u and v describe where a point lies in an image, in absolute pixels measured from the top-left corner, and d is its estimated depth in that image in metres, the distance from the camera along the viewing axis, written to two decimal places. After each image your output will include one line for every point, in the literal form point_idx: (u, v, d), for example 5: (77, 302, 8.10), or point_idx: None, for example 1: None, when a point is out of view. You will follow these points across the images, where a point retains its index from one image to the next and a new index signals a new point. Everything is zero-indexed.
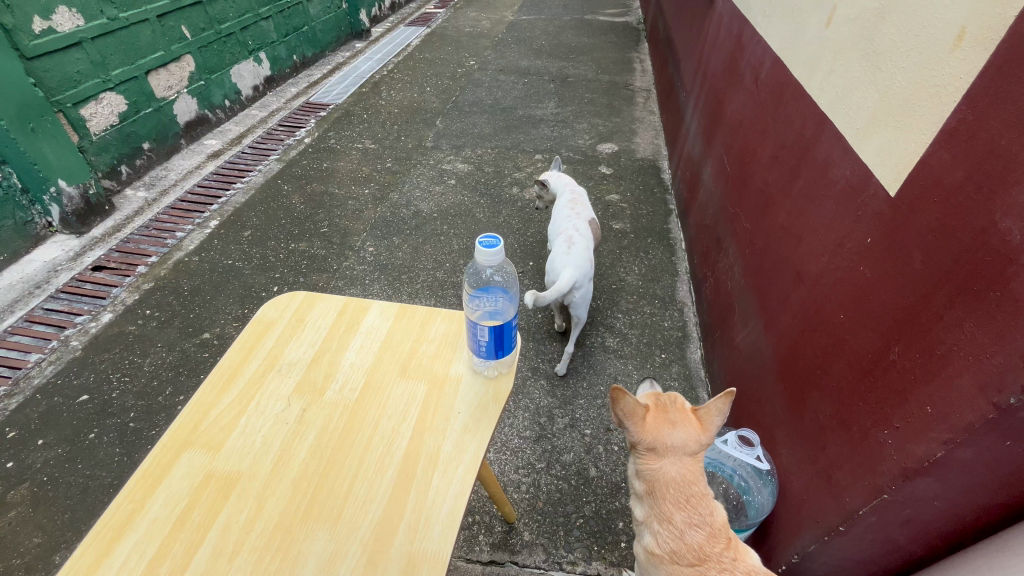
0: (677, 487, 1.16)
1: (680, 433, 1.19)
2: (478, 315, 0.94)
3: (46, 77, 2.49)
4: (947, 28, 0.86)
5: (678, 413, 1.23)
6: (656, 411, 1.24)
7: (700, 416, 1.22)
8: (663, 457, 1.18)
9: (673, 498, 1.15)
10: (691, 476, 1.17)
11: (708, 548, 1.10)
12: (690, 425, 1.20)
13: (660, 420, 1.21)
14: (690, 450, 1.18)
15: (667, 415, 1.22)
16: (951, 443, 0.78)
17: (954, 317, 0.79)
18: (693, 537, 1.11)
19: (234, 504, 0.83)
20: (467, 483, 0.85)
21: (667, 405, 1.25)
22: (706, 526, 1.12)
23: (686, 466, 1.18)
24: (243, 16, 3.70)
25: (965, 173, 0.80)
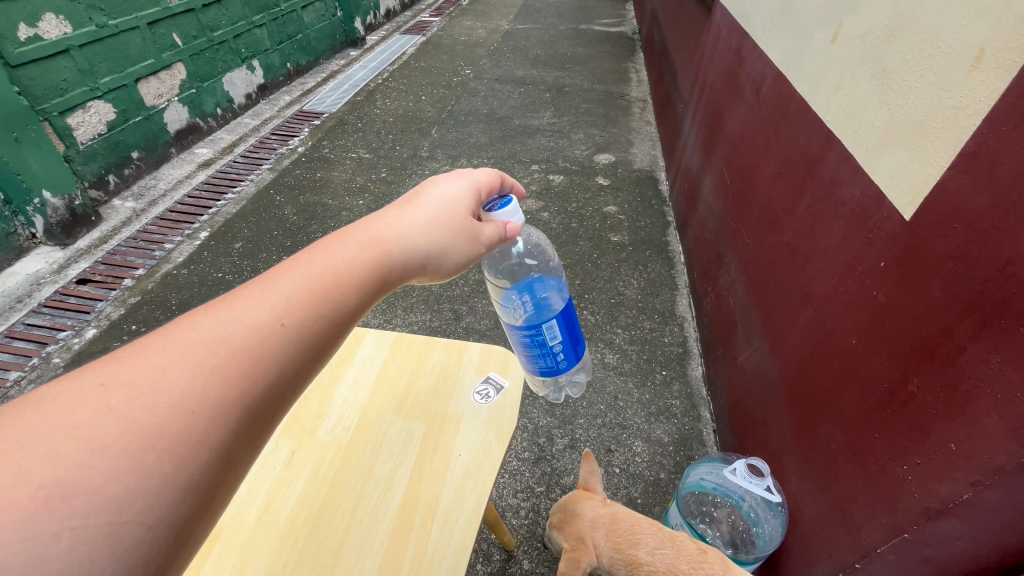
0: (619, 533, 1.19)
1: (586, 510, 1.25)
2: (545, 369, 0.98)
3: (32, 86, 2.43)
4: (963, 48, 0.84)
5: (573, 505, 1.28)
6: (567, 524, 1.25)
7: (586, 489, 1.31)
8: (598, 535, 1.21)
9: (626, 544, 1.18)
10: (619, 516, 1.23)
11: (680, 563, 1.12)
12: (586, 500, 1.28)
13: (574, 523, 1.24)
14: (602, 508, 1.26)
15: (574, 517, 1.25)
16: (979, 485, 0.74)
17: (979, 351, 0.75)
18: (663, 560, 1.14)
19: (215, 560, 0.80)
20: (468, 536, 0.80)
21: (564, 512, 1.28)
22: (666, 545, 1.16)
23: (609, 515, 1.24)
24: (236, 24, 3.66)
25: (989, 199, 0.77)
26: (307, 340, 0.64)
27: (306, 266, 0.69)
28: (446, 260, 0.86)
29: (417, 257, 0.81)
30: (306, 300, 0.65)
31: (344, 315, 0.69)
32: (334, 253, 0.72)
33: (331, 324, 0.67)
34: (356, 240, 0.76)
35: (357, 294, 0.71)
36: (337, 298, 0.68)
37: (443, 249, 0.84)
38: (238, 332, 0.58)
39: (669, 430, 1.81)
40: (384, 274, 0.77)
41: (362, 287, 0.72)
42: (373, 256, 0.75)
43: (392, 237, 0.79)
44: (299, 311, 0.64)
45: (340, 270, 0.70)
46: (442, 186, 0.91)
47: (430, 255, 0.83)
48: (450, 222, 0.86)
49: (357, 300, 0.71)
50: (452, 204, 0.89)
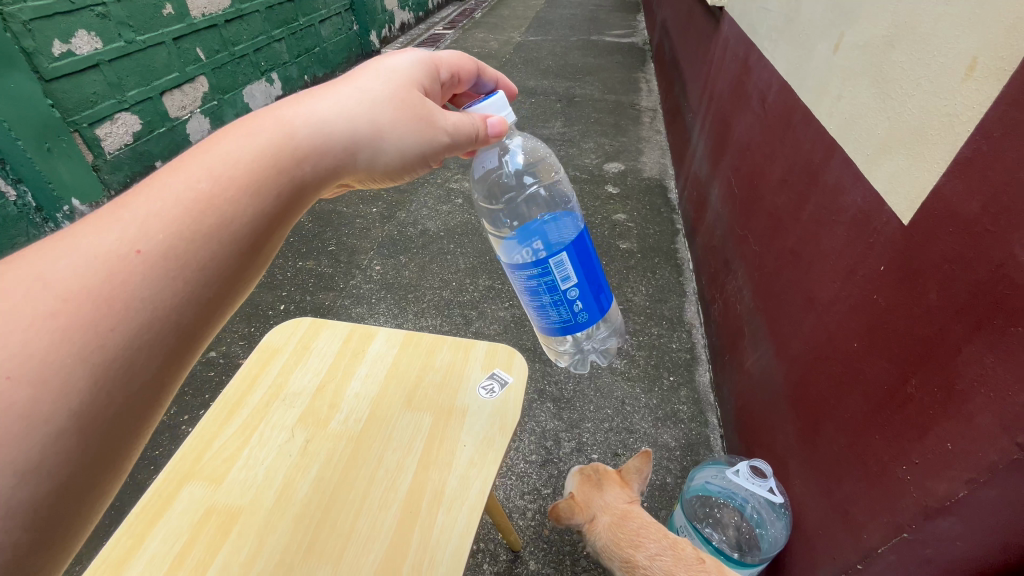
0: (623, 528, 1.23)
1: (608, 494, 1.31)
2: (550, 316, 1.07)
3: (64, 99, 2.55)
4: (958, 57, 0.86)
5: (603, 477, 1.36)
6: (585, 483, 1.35)
7: (623, 475, 1.37)
8: (603, 518, 1.26)
9: (628, 542, 1.20)
10: (631, 513, 1.26)
11: (676, 570, 1.13)
12: (614, 486, 1.33)
13: (590, 489, 1.33)
14: (623, 501, 1.30)
15: (595, 484, 1.34)
16: (974, 483, 0.75)
17: (973, 351, 0.77)
18: (660, 566, 1.15)
19: (235, 540, 0.86)
20: (472, 521, 0.86)
21: (591, 474, 1.37)
22: (668, 550, 1.17)
23: (623, 508, 1.27)
24: (257, 38, 3.79)
25: (982, 204, 0.79)
26: (178, 266, 0.61)
27: (187, 172, 0.67)
28: (391, 132, 0.85)
29: (351, 128, 0.81)
30: (171, 226, 0.62)
31: (230, 233, 0.67)
32: (236, 138, 0.72)
33: (216, 242, 0.65)
34: (276, 112, 0.77)
35: (250, 197, 0.70)
36: (220, 214, 0.66)
37: (384, 120, 0.84)
38: (83, 269, 0.56)
39: (676, 435, 1.82)
40: (302, 149, 0.76)
41: (262, 190, 0.71)
42: (284, 134, 0.75)
43: (323, 103, 0.80)
44: (159, 235, 0.61)
45: (220, 177, 0.68)
46: (393, 58, 0.94)
47: (369, 127, 0.83)
48: (392, 91, 0.87)
49: (256, 196, 0.70)
50: (400, 73, 0.90)
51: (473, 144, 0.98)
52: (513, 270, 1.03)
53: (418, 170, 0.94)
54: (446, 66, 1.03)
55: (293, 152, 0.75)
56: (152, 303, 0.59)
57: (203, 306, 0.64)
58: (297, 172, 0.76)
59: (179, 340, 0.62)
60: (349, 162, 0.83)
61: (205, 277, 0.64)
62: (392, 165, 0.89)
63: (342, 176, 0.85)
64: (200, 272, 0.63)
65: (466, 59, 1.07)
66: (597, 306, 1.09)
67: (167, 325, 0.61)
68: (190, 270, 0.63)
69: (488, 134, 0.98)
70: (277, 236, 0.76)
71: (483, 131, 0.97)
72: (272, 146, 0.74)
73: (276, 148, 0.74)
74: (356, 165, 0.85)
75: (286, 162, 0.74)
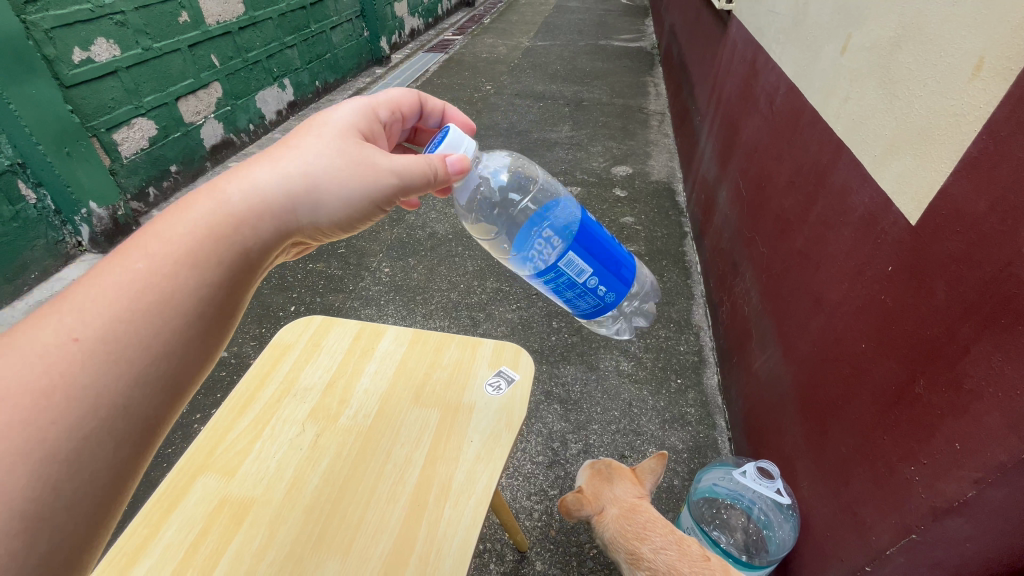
0: (630, 522, 1.22)
1: (618, 488, 1.30)
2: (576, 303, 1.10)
3: (83, 104, 2.61)
4: (965, 57, 0.86)
5: (615, 471, 1.35)
6: (596, 475, 1.35)
7: (636, 472, 1.36)
8: (611, 510, 1.26)
9: (633, 535, 1.20)
10: (639, 507, 1.25)
11: (681, 566, 1.13)
12: (625, 480, 1.33)
13: (601, 481, 1.33)
14: (633, 496, 1.29)
15: (606, 476, 1.34)
16: (982, 483, 0.75)
17: (981, 351, 0.77)
18: (664, 560, 1.15)
19: (247, 531, 0.88)
20: (478, 514, 0.87)
21: (603, 468, 1.37)
22: (673, 546, 1.17)
23: (631, 503, 1.26)
24: (269, 45, 3.85)
25: (988, 203, 0.79)
26: (119, 349, 0.61)
27: (124, 256, 0.66)
28: (329, 181, 0.83)
29: (288, 189, 0.80)
30: (107, 308, 0.61)
31: (178, 302, 0.66)
32: (173, 215, 0.71)
33: (164, 318, 0.64)
34: (210, 186, 0.76)
35: (194, 266, 0.69)
36: (162, 288, 0.65)
37: (319, 172, 0.82)
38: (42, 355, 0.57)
39: (684, 438, 1.82)
40: (239, 220, 0.75)
41: (206, 258, 0.70)
42: (218, 204, 0.74)
43: (259, 167, 0.79)
44: (94, 321, 0.60)
45: (157, 253, 0.67)
46: (334, 112, 0.95)
47: (303, 180, 0.81)
48: (330, 142, 0.86)
49: (197, 267, 0.69)
50: (337, 125, 0.90)
51: (427, 184, 0.95)
52: (531, 279, 1.08)
53: (370, 216, 0.92)
54: (384, 107, 1.07)
55: (233, 223, 0.74)
56: (94, 392, 0.58)
57: (150, 382, 0.63)
58: (241, 237, 0.75)
59: (141, 419, 0.62)
60: (291, 221, 0.81)
61: (154, 353, 0.63)
62: (337, 216, 0.86)
63: (290, 236, 0.83)
64: (147, 348, 0.62)
65: (410, 94, 1.16)
66: (621, 282, 1.11)
67: (113, 414, 0.59)
68: (134, 349, 0.62)
69: (444, 170, 0.96)
70: (237, 298, 0.74)
71: (439, 168, 0.96)
72: (212, 216, 0.73)
73: (216, 217, 0.73)
74: (301, 222, 0.83)
75: (226, 232, 0.73)
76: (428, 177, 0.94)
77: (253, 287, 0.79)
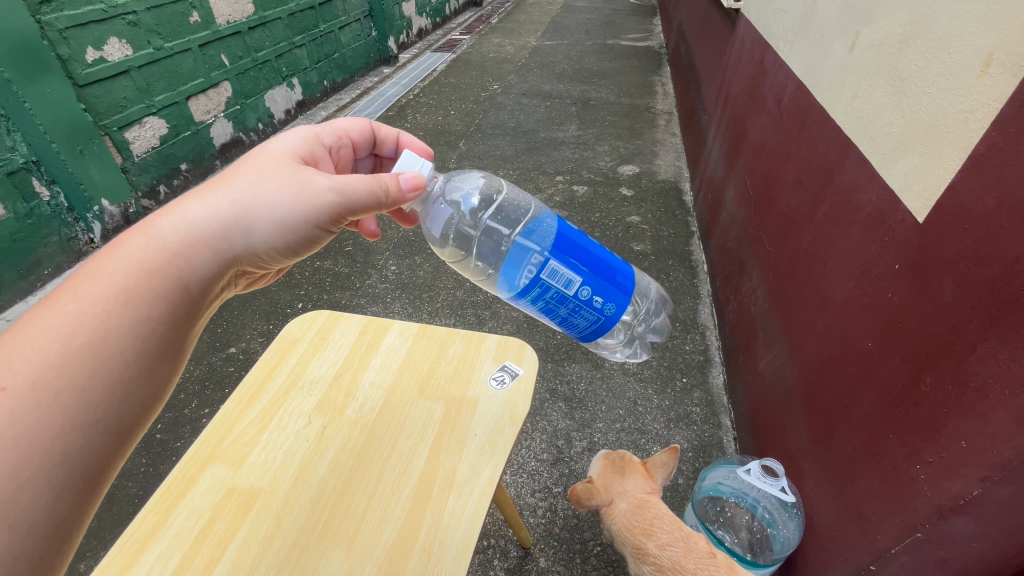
0: (639, 518, 1.22)
1: (630, 482, 1.30)
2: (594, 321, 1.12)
3: (96, 103, 2.65)
4: (973, 54, 0.85)
5: (627, 464, 1.34)
6: (608, 467, 1.34)
7: (648, 466, 1.35)
8: (620, 504, 1.26)
9: (641, 531, 1.21)
10: (648, 503, 1.25)
11: (687, 563, 1.13)
12: (638, 475, 1.32)
13: (612, 473, 1.32)
14: (644, 491, 1.28)
15: (618, 468, 1.33)
16: (988, 480, 0.75)
17: (988, 348, 0.76)
18: (670, 557, 1.15)
19: (254, 520, 0.89)
20: (482, 505, 0.88)
21: (617, 460, 1.35)
22: (681, 543, 1.17)
23: (641, 499, 1.26)
24: (279, 45, 3.88)
25: (997, 200, 0.78)
26: (51, 396, 0.65)
27: (56, 300, 0.71)
28: (261, 206, 0.88)
29: (220, 218, 0.85)
30: (39, 356, 0.65)
31: (108, 348, 0.71)
32: (107, 257, 0.76)
33: (92, 359, 0.69)
34: (146, 223, 0.82)
35: (125, 308, 0.73)
36: (91, 334, 0.70)
37: (250, 199, 0.88)
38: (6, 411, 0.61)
39: (689, 436, 1.81)
40: (171, 254, 0.80)
41: (137, 300, 0.75)
42: (150, 242, 0.79)
43: (194, 201, 0.85)
44: (24, 369, 0.64)
45: (86, 297, 0.71)
46: (276, 143, 1.01)
47: (234, 208, 0.86)
48: (266, 170, 0.92)
49: (130, 305, 0.74)
50: (276, 154, 0.96)
51: (374, 201, 0.98)
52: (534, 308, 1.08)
53: (317, 235, 0.96)
54: (329, 134, 1.14)
55: (164, 259, 0.79)
56: (28, 440, 0.62)
57: (87, 425, 0.67)
58: (173, 271, 0.80)
59: (85, 468, 0.67)
60: (225, 248, 0.86)
61: (87, 398, 0.68)
62: (275, 239, 0.91)
63: (231, 262, 0.89)
64: (80, 393, 0.67)
65: (360, 123, 1.23)
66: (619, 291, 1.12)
67: (51, 461, 0.63)
68: (65, 398, 0.66)
69: (395, 188, 1.01)
70: (174, 337, 0.80)
71: (389, 186, 1.00)
72: (146, 255, 0.78)
73: (149, 256, 0.78)
74: (237, 247, 0.88)
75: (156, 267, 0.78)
76: (373, 192, 0.97)
77: (196, 321, 0.84)
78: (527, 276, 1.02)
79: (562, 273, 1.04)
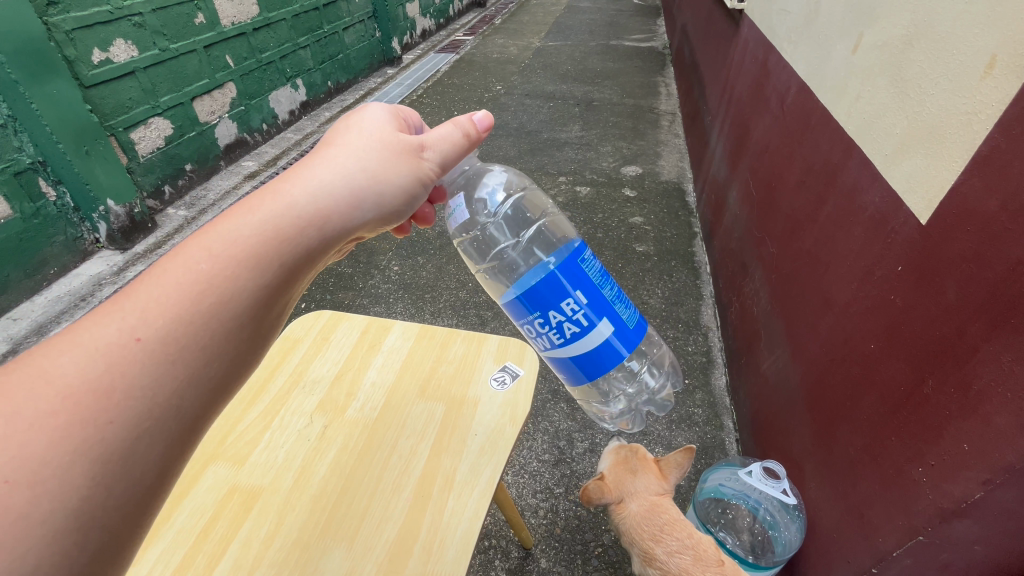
0: (648, 521, 1.22)
1: (642, 480, 1.30)
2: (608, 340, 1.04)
3: (101, 104, 2.68)
4: (977, 56, 0.85)
5: (640, 462, 1.34)
6: (618, 462, 1.35)
7: (661, 465, 1.34)
8: (630, 504, 1.26)
9: (649, 534, 1.21)
10: (660, 506, 1.24)
11: (694, 571, 1.14)
12: (650, 473, 1.32)
13: (623, 470, 1.32)
14: (655, 492, 1.28)
15: (629, 465, 1.33)
16: (991, 483, 0.74)
17: (990, 351, 0.76)
18: (677, 563, 1.16)
19: (255, 518, 0.90)
20: (482, 505, 0.88)
21: (629, 456, 1.35)
22: (689, 550, 1.17)
23: (653, 500, 1.26)
24: (283, 46, 3.90)
25: (1000, 202, 0.78)
26: (176, 352, 0.56)
27: (186, 255, 0.62)
28: (385, 168, 0.81)
29: (349, 181, 0.77)
30: (160, 309, 0.57)
31: (233, 311, 0.62)
32: (237, 216, 0.67)
33: (217, 321, 0.60)
34: (272, 187, 0.72)
35: (251, 271, 0.64)
36: (220, 293, 0.61)
37: (375, 164, 0.80)
38: (86, 365, 0.52)
39: (691, 438, 1.81)
40: (306, 218, 0.71)
41: (262, 262, 0.66)
42: (284, 206, 0.70)
43: (316, 165, 0.76)
44: (158, 322, 0.56)
45: (219, 256, 0.63)
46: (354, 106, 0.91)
47: (362, 174, 0.78)
48: (366, 130, 0.84)
49: (257, 270, 0.65)
50: (379, 119, 0.86)
51: (461, 154, 0.95)
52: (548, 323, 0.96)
53: (419, 203, 0.90)
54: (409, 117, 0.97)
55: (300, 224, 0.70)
56: (148, 394, 0.54)
57: (206, 388, 0.59)
58: (303, 239, 0.70)
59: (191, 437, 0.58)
60: (356, 217, 0.78)
61: (207, 359, 0.59)
62: (400, 201, 0.84)
63: (353, 232, 0.79)
64: (201, 355, 0.58)
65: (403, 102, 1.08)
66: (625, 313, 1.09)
67: (166, 417, 0.55)
68: (190, 353, 0.57)
69: (476, 131, 0.96)
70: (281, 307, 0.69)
71: (470, 130, 0.95)
72: (278, 216, 0.69)
73: (281, 217, 0.69)
74: (364, 217, 0.79)
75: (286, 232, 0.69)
76: (461, 142, 0.94)
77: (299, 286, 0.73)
78: (551, 262, 0.93)
79: (587, 273, 0.96)
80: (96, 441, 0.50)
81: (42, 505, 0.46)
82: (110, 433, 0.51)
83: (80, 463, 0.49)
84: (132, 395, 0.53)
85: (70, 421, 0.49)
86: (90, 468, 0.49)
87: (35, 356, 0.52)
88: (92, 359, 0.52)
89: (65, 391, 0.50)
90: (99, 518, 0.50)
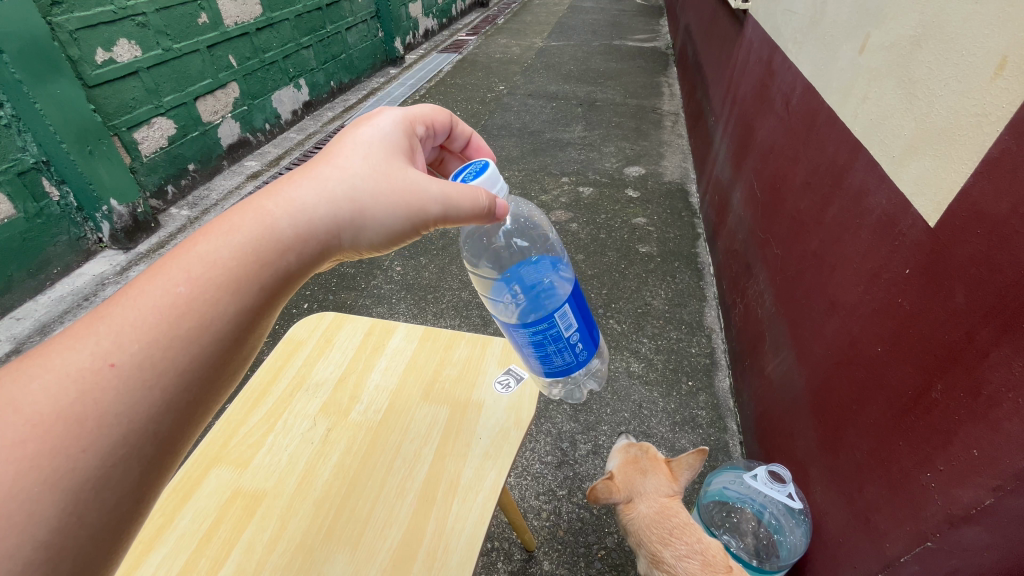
0: (658, 525, 1.21)
1: (651, 480, 1.29)
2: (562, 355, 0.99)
3: (105, 104, 2.68)
4: (986, 57, 0.84)
5: (649, 462, 1.33)
6: (628, 462, 1.35)
7: (672, 466, 1.33)
8: (639, 504, 1.26)
9: (658, 537, 1.20)
10: (669, 510, 1.24)
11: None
12: (660, 473, 1.31)
13: (633, 469, 1.32)
14: (665, 493, 1.28)
15: (639, 465, 1.33)
16: (1000, 490, 0.73)
17: (1000, 356, 0.75)
18: (685, 568, 1.14)
19: (259, 522, 0.90)
20: (486, 509, 0.87)
21: (639, 455, 1.35)
22: (699, 554, 1.16)
23: (662, 504, 1.25)
24: (286, 45, 3.90)
25: (1010, 205, 0.77)
26: (155, 374, 0.59)
27: (167, 274, 0.65)
28: (373, 205, 0.80)
29: (333, 209, 0.77)
30: (149, 326, 0.60)
31: (212, 335, 0.64)
32: (215, 237, 0.69)
33: (195, 343, 0.62)
34: (252, 206, 0.74)
35: (230, 294, 0.67)
36: (198, 316, 0.63)
37: (366, 195, 0.80)
38: (67, 383, 0.55)
39: (694, 440, 1.80)
40: (286, 241, 0.73)
41: (241, 286, 0.68)
42: (262, 227, 0.72)
43: (305, 183, 0.78)
44: (134, 347, 0.58)
45: (199, 280, 0.65)
46: (376, 124, 0.91)
47: (350, 205, 0.79)
48: (369, 161, 0.83)
49: (238, 293, 0.67)
50: (384, 149, 0.86)
51: (477, 218, 0.88)
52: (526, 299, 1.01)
53: (411, 239, 0.89)
54: (422, 121, 1.01)
55: (280, 245, 0.73)
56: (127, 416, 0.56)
57: (185, 412, 0.61)
58: (280, 263, 0.73)
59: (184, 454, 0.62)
60: (333, 244, 0.79)
61: (184, 382, 0.61)
62: (380, 241, 0.84)
63: (331, 256, 0.82)
64: (179, 377, 0.61)
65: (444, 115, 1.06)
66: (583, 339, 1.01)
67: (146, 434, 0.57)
68: (169, 378, 0.60)
69: (493, 211, 0.90)
70: (261, 326, 0.71)
71: (490, 206, 0.89)
72: (254, 237, 0.71)
73: (259, 238, 0.71)
74: (344, 244, 0.81)
75: (263, 256, 0.71)
76: (478, 210, 0.87)
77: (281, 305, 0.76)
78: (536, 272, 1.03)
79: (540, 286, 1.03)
80: (75, 469, 0.52)
81: (18, 530, 0.49)
82: (85, 461, 0.53)
83: (49, 493, 0.51)
84: (105, 423, 0.55)
85: (40, 451, 0.51)
86: (65, 498, 0.52)
87: (24, 374, 0.55)
88: (63, 386, 0.54)
89: (38, 419, 0.52)
90: (71, 543, 0.52)
